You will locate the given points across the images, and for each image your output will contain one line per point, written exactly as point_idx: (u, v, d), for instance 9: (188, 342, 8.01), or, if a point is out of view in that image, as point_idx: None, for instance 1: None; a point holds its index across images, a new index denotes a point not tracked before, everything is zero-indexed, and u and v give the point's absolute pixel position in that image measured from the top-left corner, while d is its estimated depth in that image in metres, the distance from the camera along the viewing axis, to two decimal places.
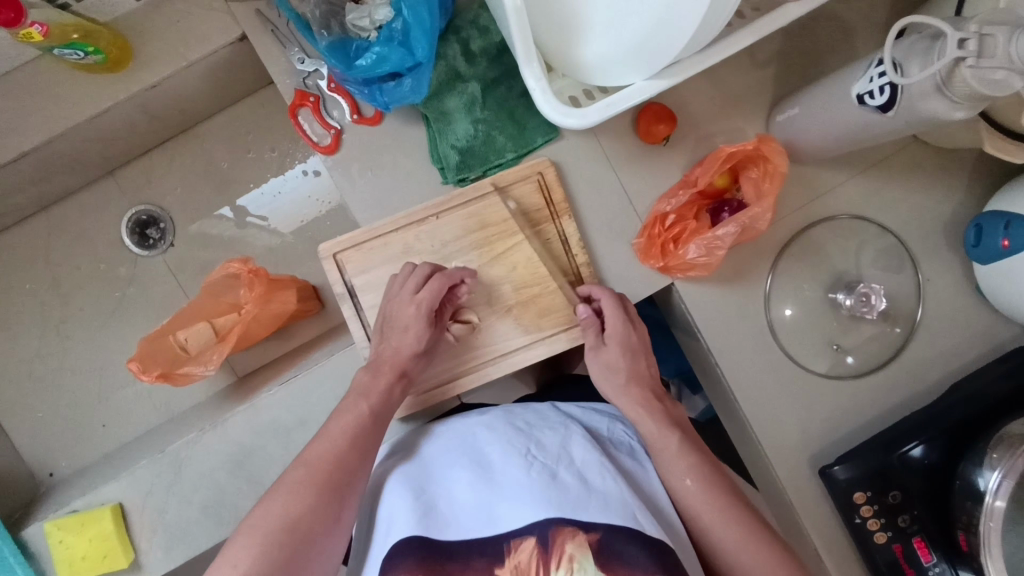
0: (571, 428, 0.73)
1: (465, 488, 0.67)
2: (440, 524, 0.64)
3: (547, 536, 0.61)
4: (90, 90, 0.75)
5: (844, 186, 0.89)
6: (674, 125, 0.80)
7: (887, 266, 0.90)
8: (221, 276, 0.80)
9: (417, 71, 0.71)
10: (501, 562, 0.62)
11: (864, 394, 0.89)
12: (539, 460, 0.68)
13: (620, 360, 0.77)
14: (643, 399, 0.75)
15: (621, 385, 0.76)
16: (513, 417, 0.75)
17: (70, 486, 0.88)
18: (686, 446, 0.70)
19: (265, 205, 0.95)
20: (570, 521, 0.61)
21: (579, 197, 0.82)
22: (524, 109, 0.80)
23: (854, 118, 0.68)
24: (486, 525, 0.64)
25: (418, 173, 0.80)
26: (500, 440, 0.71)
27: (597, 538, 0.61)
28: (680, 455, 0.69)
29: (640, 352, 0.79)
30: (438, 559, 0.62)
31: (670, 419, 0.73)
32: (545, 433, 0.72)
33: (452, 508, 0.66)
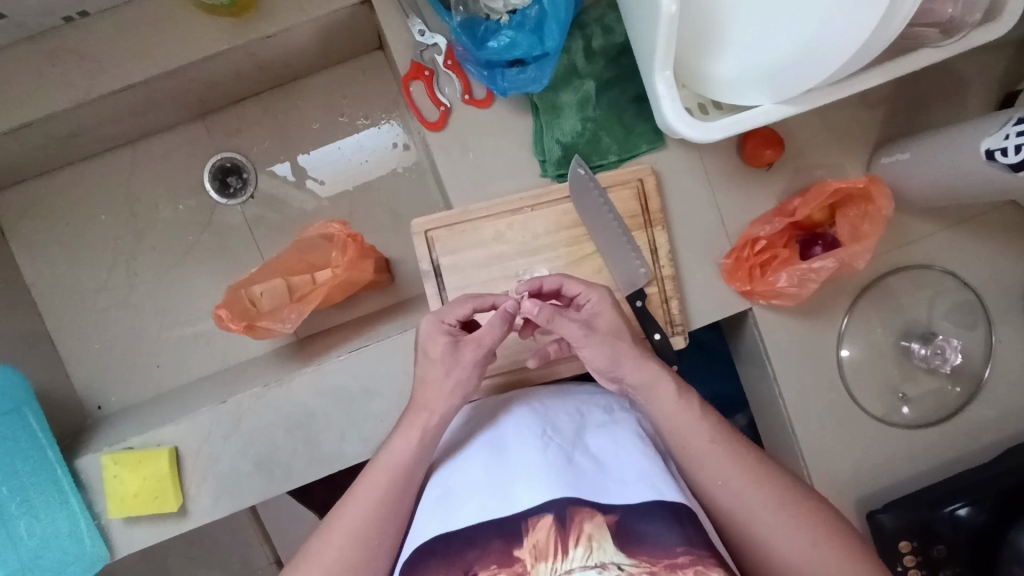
0: (587, 413, 0.72)
1: (480, 470, 0.65)
2: (455, 510, 0.63)
3: (564, 514, 0.60)
4: (209, 32, 0.75)
5: (931, 237, 0.89)
6: (782, 152, 0.80)
7: (960, 322, 0.90)
8: (318, 234, 0.82)
9: (542, 61, 0.71)
10: (520, 542, 0.60)
11: (918, 446, 0.90)
12: (555, 440, 0.67)
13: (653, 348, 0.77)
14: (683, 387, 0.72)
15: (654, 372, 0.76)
16: (530, 401, 0.74)
17: (122, 420, 0.87)
18: (698, 414, 0.67)
19: (332, 167, 0.94)
20: (587, 501, 0.61)
21: (674, 209, 0.82)
22: (634, 114, 0.80)
23: (976, 172, 0.68)
24: (502, 505, 0.62)
25: (519, 162, 0.80)
26: (516, 423, 0.70)
27: (614, 519, 0.61)
28: (693, 423, 0.66)
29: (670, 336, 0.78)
30: (458, 548, 0.61)
31: (676, 391, 0.68)
32: (559, 414, 0.71)
33: (467, 490, 0.64)
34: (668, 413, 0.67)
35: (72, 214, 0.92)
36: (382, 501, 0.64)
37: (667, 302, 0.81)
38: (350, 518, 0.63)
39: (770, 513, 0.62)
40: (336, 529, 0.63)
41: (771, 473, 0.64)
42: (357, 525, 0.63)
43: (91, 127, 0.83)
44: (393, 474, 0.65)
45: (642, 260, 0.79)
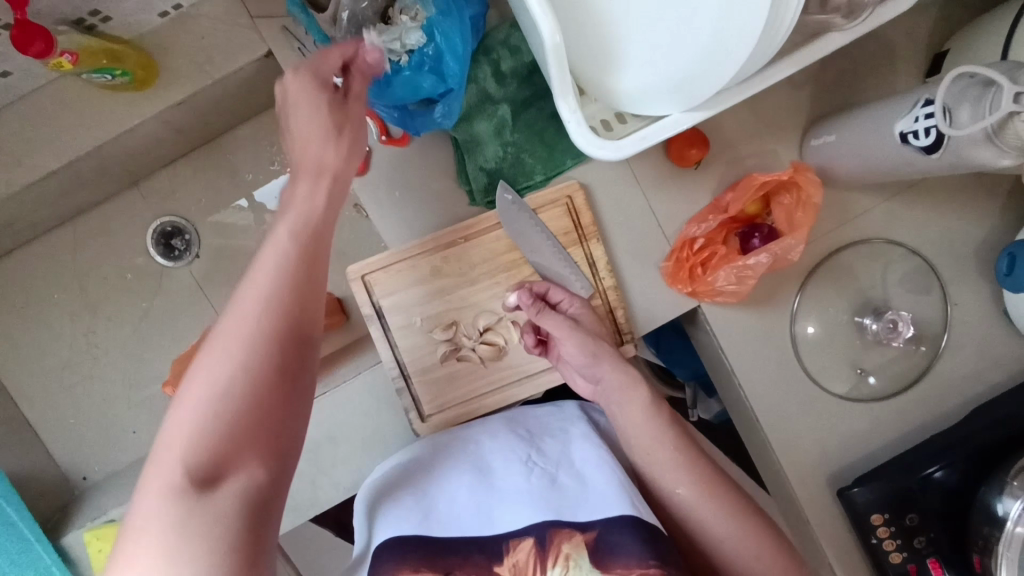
0: (574, 429, 0.72)
1: (465, 492, 0.67)
2: (437, 522, 0.65)
3: (545, 537, 0.62)
4: (117, 109, 0.75)
5: (876, 208, 0.88)
6: (707, 149, 0.79)
7: (914, 289, 0.89)
8: None
9: (448, 98, 0.71)
10: (500, 559, 0.63)
11: (885, 416, 0.90)
12: (539, 465, 0.68)
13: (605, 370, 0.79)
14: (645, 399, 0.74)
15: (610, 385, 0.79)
16: (515, 422, 0.73)
17: (104, 490, 0.90)
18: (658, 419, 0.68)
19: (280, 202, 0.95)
20: (566, 523, 0.63)
21: (608, 220, 0.81)
22: (555, 131, 0.79)
23: (895, 152, 0.67)
24: (486, 526, 0.65)
25: (445, 194, 0.80)
26: (503, 444, 0.70)
27: (593, 535, 0.62)
28: (659, 433, 0.68)
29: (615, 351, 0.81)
30: (437, 550, 0.63)
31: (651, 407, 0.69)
32: (546, 438, 0.71)
33: (450, 508, 0.66)
34: (635, 421, 0.69)
35: (25, 297, 0.93)
36: (261, 346, 0.50)
37: (612, 312, 0.81)
38: (208, 378, 0.48)
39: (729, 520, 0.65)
40: (170, 427, 0.47)
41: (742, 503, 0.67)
42: (227, 380, 0.48)
43: (23, 215, 0.83)
44: (226, 407, 0.47)
45: (580, 275, 0.79)
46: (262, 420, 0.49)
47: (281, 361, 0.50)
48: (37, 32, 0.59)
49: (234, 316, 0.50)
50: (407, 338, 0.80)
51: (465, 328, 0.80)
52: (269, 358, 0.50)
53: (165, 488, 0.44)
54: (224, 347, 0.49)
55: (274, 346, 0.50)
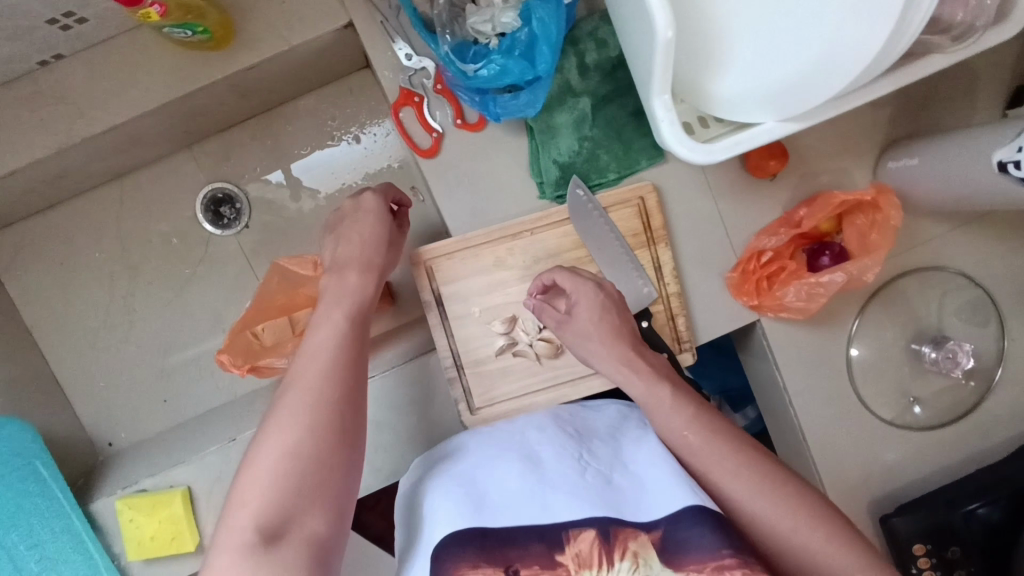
0: (625, 433, 0.71)
1: (516, 481, 0.64)
2: (490, 512, 0.62)
3: (609, 532, 0.58)
4: (188, 68, 0.73)
5: (941, 235, 0.87)
6: (786, 162, 0.78)
7: (971, 320, 0.89)
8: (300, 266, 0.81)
9: (535, 86, 0.68)
10: (562, 549, 0.59)
11: (930, 446, 0.89)
12: (593, 464, 0.66)
13: None
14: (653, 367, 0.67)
15: None
16: (564, 422, 0.72)
17: (133, 458, 0.88)
18: (679, 399, 0.64)
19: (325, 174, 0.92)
20: (628, 520, 0.59)
21: (677, 225, 0.80)
22: (632, 129, 0.77)
23: (986, 181, 0.65)
24: (540, 514, 0.61)
25: (515, 184, 0.78)
26: (554, 442, 0.68)
27: (659, 534, 0.58)
28: (684, 421, 0.63)
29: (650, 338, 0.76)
30: (494, 544, 0.59)
31: (654, 377, 0.65)
32: (595, 439, 0.69)
33: (501, 497, 0.63)
34: (659, 414, 0.64)
35: (66, 254, 0.91)
36: (330, 405, 0.55)
37: (673, 318, 0.80)
38: (281, 442, 0.53)
39: (780, 504, 0.58)
40: (260, 455, 0.53)
41: (793, 484, 0.59)
42: (293, 441, 0.53)
43: (76, 168, 0.81)
44: (304, 448, 0.53)
45: (647, 279, 0.77)
46: (325, 458, 0.53)
47: (348, 403, 0.56)
48: None
49: (310, 352, 0.58)
50: (464, 328, 0.78)
51: (524, 322, 0.78)
52: (341, 375, 0.57)
53: (248, 532, 0.50)
54: (289, 417, 0.54)
55: (342, 352, 0.58)
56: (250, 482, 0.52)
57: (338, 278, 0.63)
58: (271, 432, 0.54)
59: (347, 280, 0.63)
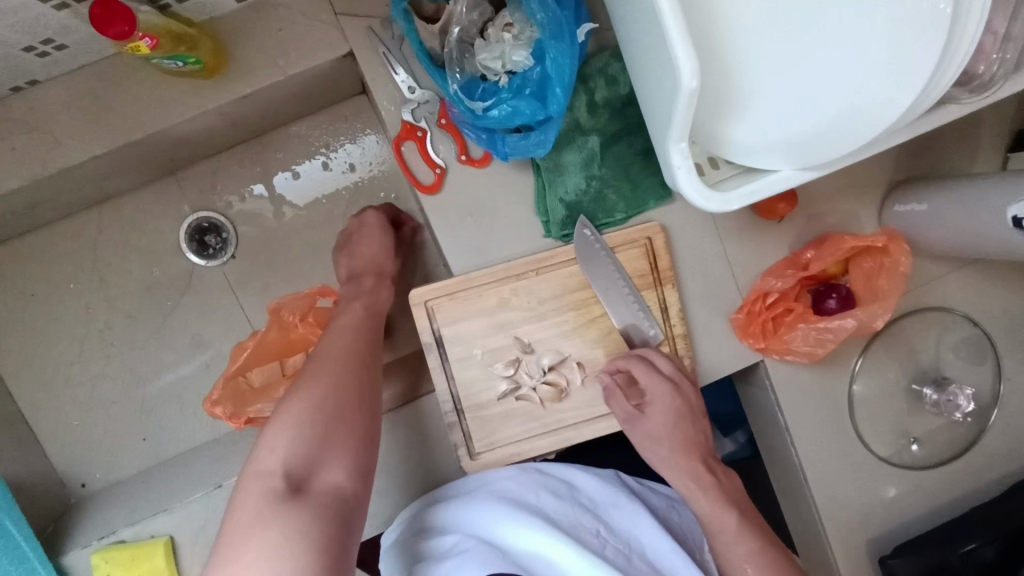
0: (639, 506, 0.74)
1: (540, 540, 0.64)
2: (521, 568, 0.61)
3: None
4: (177, 97, 0.68)
5: (941, 276, 0.87)
6: (795, 204, 0.77)
7: (968, 359, 0.89)
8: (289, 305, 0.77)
9: (546, 126, 0.66)
10: None
11: (928, 484, 0.89)
12: (612, 541, 0.68)
13: (664, 431, 0.74)
14: (694, 473, 0.73)
15: (666, 457, 0.73)
16: (574, 488, 0.74)
17: (109, 503, 0.83)
18: (743, 528, 0.68)
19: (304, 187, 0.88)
20: None
21: (684, 265, 0.78)
22: (641, 168, 0.75)
23: (999, 234, 0.65)
24: None
25: (520, 223, 0.75)
26: (573, 511, 0.70)
27: None
28: (734, 523, 0.69)
29: (686, 420, 0.75)
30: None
31: (721, 494, 0.71)
32: (612, 511, 0.73)
33: (528, 561, 0.63)
34: (712, 514, 0.70)
35: (37, 284, 0.85)
36: (340, 384, 0.59)
37: (679, 360, 0.78)
38: (292, 411, 0.56)
39: None
40: (270, 439, 0.55)
41: None
42: (305, 414, 0.56)
43: (50, 197, 0.75)
44: (312, 425, 0.55)
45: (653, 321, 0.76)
46: (335, 431, 0.56)
47: (356, 389, 0.59)
48: (117, 12, 0.52)
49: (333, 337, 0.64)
50: (465, 371, 0.75)
51: (528, 364, 0.76)
52: (348, 372, 0.60)
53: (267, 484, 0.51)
54: (307, 398, 0.57)
55: (349, 352, 0.62)
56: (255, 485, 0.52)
57: (357, 308, 0.69)
58: (282, 414, 0.56)
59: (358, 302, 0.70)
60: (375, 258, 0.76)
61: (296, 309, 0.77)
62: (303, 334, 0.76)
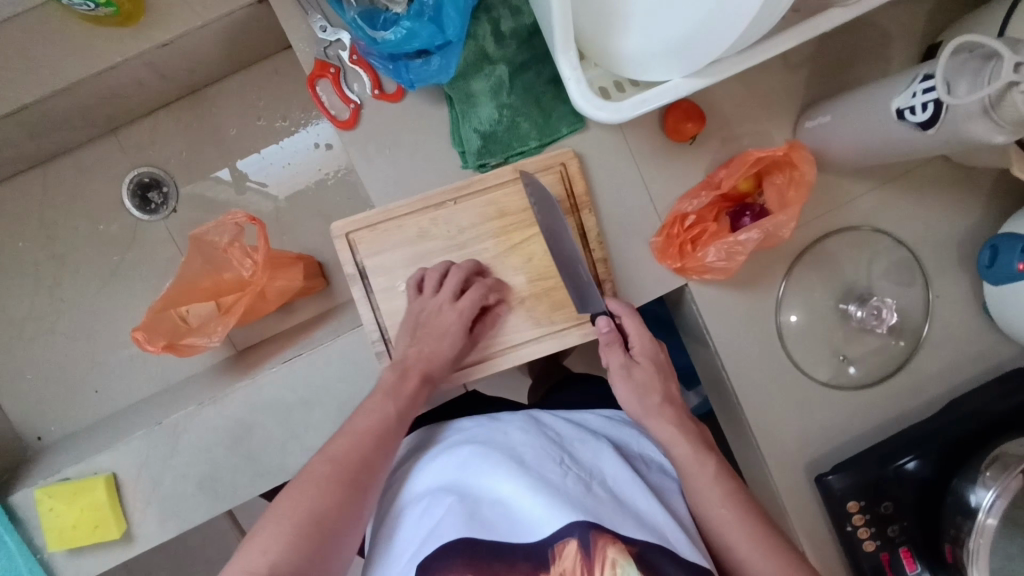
0: (604, 444, 0.70)
1: (504, 488, 0.61)
2: (479, 519, 0.58)
3: (588, 539, 0.55)
4: (97, 44, 0.72)
5: (864, 197, 0.89)
6: (703, 124, 0.78)
7: (898, 280, 0.90)
8: (212, 236, 0.76)
9: (446, 51, 0.69)
10: (547, 568, 0.56)
11: (864, 405, 0.90)
12: (574, 469, 0.65)
13: (654, 385, 0.74)
14: (677, 421, 0.72)
15: (656, 406, 0.73)
16: (544, 428, 0.71)
17: (62, 449, 0.86)
18: (715, 468, 0.68)
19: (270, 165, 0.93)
20: (608, 529, 0.57)
21: (601, 191, 0.81)
22: (552, 96, 0.78)
23: (890, 132, 0.67)
24: (526, 528, 0.58)
25: (436, 154, 0.78)
26: (535, 446, 0.67)
27: (636, 551, 0.57)
28: (702, 465, 0.68)
29: (666, 374, 0.75)
30: (484, 558, 0.55)
31: (699, 441, 0.70)
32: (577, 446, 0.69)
33: (490, 507, 0.60)
34: (683, 458, 0.69)
35: None
36: (342, 482, 0.60)
37: (600, 284, 0.80)
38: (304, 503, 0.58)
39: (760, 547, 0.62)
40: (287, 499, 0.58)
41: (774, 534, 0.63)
42: (314, 511, 0.58)
43: None
44: (341, 462, 0.61)
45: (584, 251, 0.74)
46: (343, 493, 0.60)
47: (363, 461, 0.63)
48: None
49: (365, 414, 0.67)
50: (389, 301, 0.77)
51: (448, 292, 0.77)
52: (365, 439, 0.64)
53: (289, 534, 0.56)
54: (315, 484, 0.60)
55: (376, 434, 0.65)
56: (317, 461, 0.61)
57: (383, 398, 0.68)
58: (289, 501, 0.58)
59: (389, 403, 0.68)
60: (440, 366, 0.73)
61: (222, 239, 0.76)
62: (233, 268, 0.76)
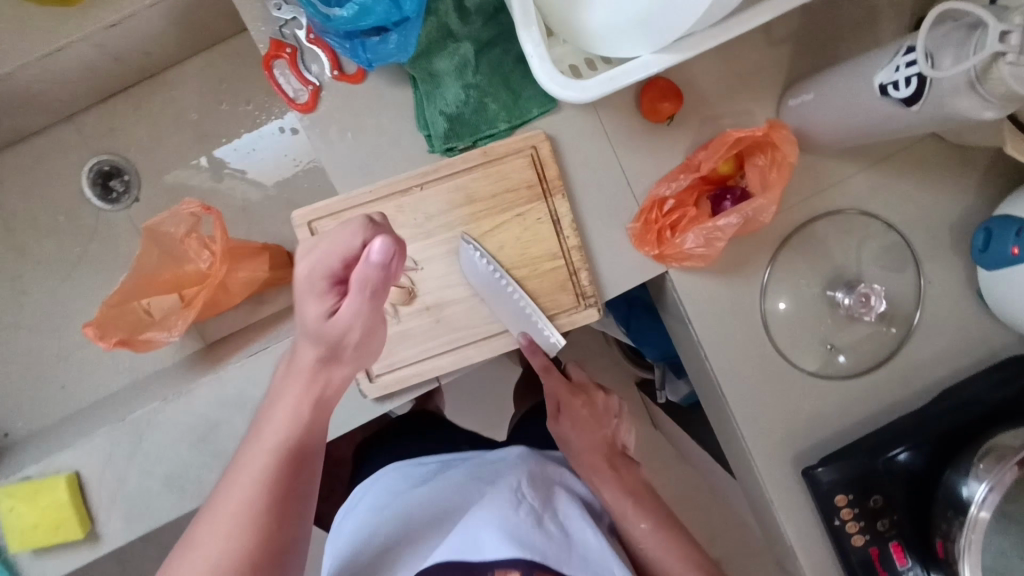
0: (548, 488, 0.79)
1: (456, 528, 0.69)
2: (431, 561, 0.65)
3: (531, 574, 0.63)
4: (39, 26, 0.69)
5: (851, 178, 0.85)
6: (680, 104, 0.75)
7: (888, 265, 0.87)
8: (165, 224, 0.75)
9: (404, 26, 0.65)
10: None
11: (853, 395, 0.87)
12: (523, 502, 0.72)
13: (585, 447, 0.83)
14: (609, 466, 0.82)
15: (586, 447, 0.83)
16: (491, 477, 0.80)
17: (29, 445, 0.85)
18: (646, 508, 0.78)
19: (237, 159, 1.01)
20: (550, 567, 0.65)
21: (574, 175, 0.77)
22: (520, 75, 0.74)
23: (874, 110, 0.63)
24: (472, 550, 0.64)
25: (401, 137, 0.75)
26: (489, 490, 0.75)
27: None
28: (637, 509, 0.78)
29: (596, 420, 0.85)
30: None
31: (631, 487, 0.80)
32: (524, 482, 0.77)
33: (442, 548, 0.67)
34: (614, 498, 0.79)
35: None
36: (281, 458, 0.51)
37: (575, 274, 0.76)
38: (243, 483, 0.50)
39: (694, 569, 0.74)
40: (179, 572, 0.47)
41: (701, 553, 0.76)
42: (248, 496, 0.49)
43: None
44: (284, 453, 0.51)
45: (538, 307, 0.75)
46: (285, 469, 0.50)
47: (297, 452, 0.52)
48: None
49: (282, 418, 0.52)
50: None
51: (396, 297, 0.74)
52: (297, 415, 0.52)
53: None
54: (240, 482, 0.50)
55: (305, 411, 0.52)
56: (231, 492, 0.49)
57: (297, 390, 0.53)
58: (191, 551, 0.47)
59: (302, 400, 0.53)
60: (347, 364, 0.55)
61: (179, 230, 0.74)
62: (191, 258, 0.75)
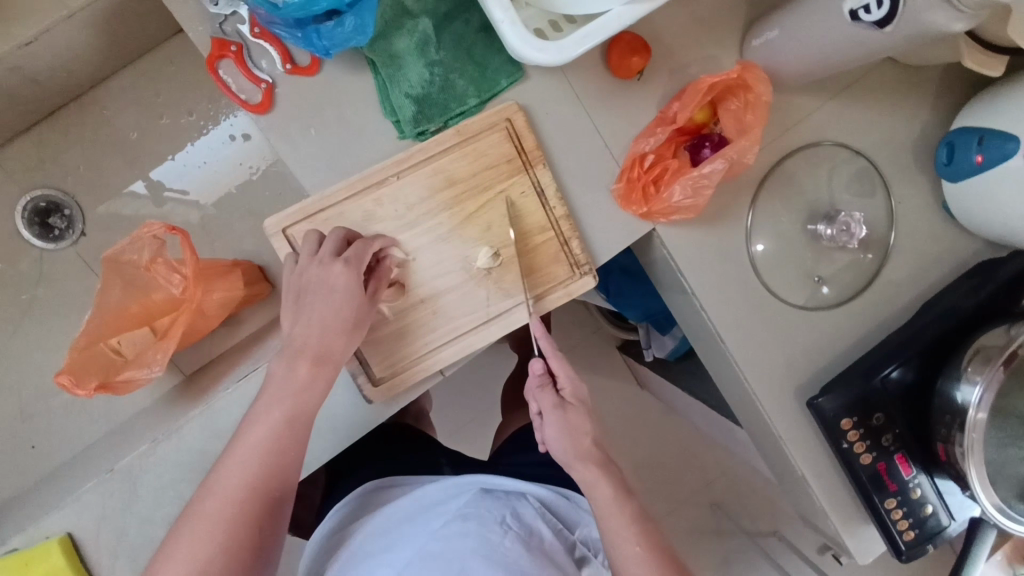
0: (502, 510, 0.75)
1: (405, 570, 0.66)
2: None
3: None
4: None
5: (814, 112, 0.87)
6: (649, 57, 0.73)
7: (859, 191, 0.89)
8: (127, 250, 0.72)
9: (359, 7, 0.61)
10: None
11: (843, 321, 0.89)
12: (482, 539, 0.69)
13: (562, 433, 0.71)
14: (599, 461, 0.70)
15: (572, 451, 0.70)
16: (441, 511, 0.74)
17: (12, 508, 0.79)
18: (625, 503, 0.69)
19: (186, 175, 1.03)
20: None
21: (550, 143, 0.75)
22: (484, 46, 0.71)
23: (844, 36, 0.63)
24: None
25: (368, 126, 0.71)
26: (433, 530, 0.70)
27: None
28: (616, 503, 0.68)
29: (579, 413, 0.72)
30: None
31: (615, 484, 0.69)
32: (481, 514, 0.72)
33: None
34: (603, 507, 0.69)
35: None
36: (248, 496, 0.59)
37: (567, 243, 0.74)
38: (218, 501, 0.59)
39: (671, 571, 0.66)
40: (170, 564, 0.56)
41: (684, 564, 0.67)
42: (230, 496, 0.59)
43: None
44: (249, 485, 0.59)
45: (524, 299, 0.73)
46: (250, 506, 0.59)
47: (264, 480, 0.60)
48: None
49: (259, 425, 0.61)
50: None
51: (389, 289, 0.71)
52: (264, 450, 0.61)
53: None
54: (212, 491, 0.59)
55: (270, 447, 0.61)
56: (213, 504, 0.58)
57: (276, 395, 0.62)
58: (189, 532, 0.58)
59: (285, 400, 0.62)
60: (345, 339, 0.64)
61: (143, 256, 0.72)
62: (161, 285, 0.73)
